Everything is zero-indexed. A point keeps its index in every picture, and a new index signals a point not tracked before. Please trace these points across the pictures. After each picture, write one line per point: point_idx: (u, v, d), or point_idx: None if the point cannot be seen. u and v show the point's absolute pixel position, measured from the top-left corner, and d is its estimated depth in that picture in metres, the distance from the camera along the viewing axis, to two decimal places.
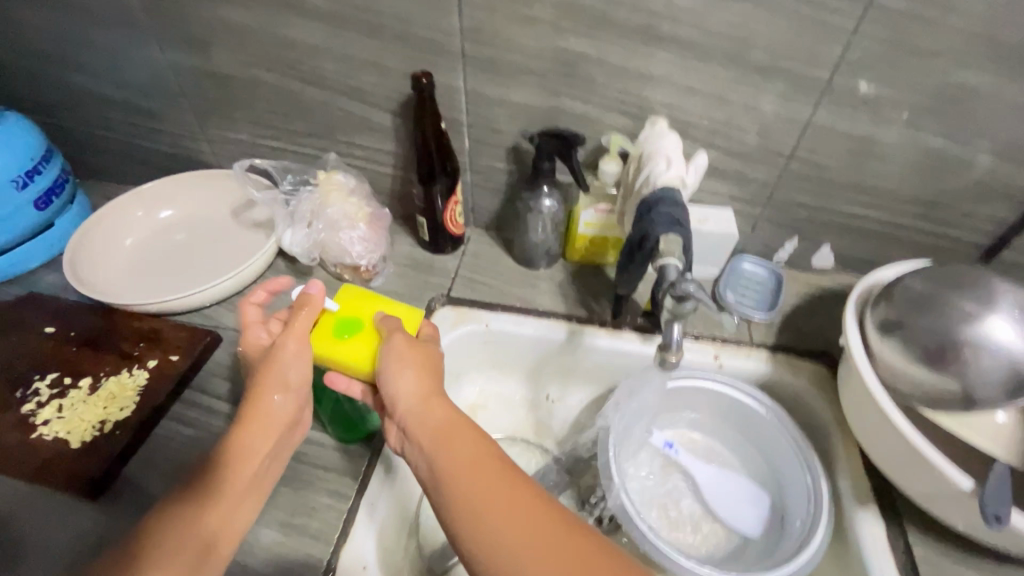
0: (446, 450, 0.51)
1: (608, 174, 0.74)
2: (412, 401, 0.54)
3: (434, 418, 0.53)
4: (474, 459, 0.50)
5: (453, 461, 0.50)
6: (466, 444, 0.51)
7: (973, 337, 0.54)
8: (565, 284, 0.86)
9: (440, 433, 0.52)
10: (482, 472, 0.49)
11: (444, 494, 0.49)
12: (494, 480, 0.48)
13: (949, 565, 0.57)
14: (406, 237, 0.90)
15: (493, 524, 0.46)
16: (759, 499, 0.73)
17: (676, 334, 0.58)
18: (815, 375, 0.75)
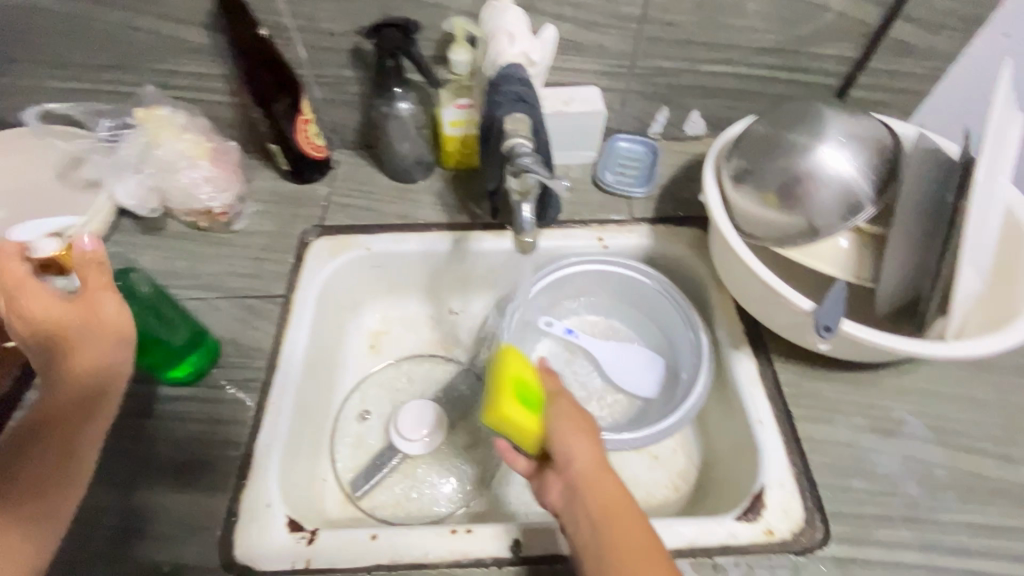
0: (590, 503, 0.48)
1: (459, 64, 0.69)
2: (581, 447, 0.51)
3: (592, 458, 0.51)
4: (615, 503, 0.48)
5: (601, 517, 0.48)
6: (614, 491, 0.49)
7: (812, 170, 0.57)
8: (445, 192, 0.82)
9: (591, 488, 0.49)
10: (621, 517, 0.47)
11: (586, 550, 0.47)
12: (636, 530, 0.47)
13: (809, 382, 0.63)
14: (266, 171, 0.82)
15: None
16: (654, 363, 0.78)
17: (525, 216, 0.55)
18: (694, 239, 0.77)
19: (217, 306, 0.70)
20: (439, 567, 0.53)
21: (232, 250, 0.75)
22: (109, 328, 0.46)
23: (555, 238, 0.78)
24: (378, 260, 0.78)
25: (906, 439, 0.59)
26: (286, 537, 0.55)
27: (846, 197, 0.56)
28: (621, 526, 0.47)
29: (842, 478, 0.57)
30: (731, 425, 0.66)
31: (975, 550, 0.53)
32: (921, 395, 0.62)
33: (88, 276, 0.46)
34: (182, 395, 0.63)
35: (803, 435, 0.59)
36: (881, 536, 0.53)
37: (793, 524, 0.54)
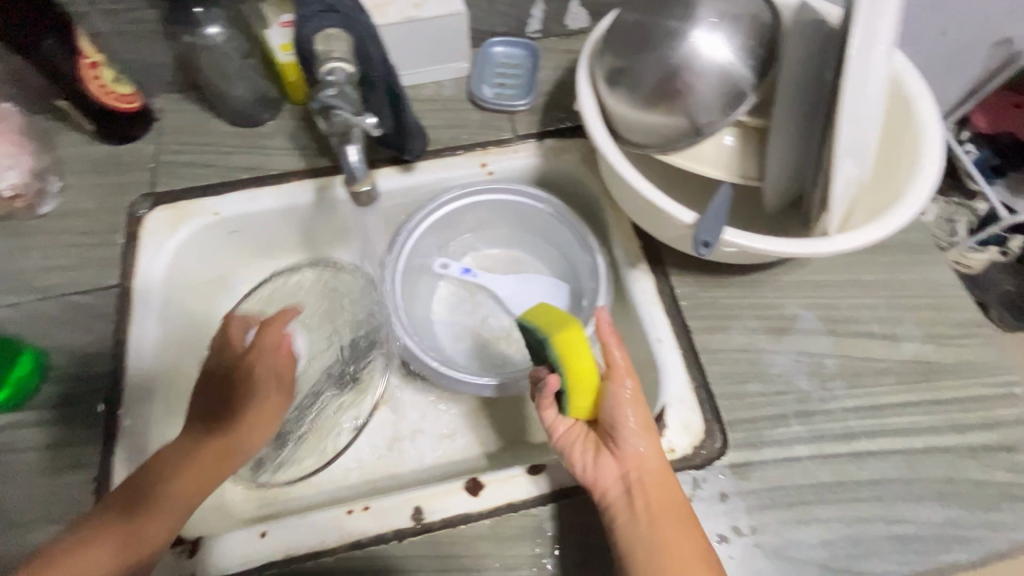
0: (650, 495, 0.46)
1: None
2: (636, 436, 0.47)
3: (653, 451, 0.47)
4: (671, 498, 0.46)
5: (658, 513, 0.45)
6: (669, 484, 0.47)
7: (687, 61, 0.50)
8: (299, 132, 0.70)
9: (651, 484, 0.46)
10: (673, 513, 0.45)
11: (636, 545, 0.44)
12: (688, 533, 0.45)
13: (705, 292, 0.61)
14: (70, 134, 0.67)
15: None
16: (560, 291, 0.74)
17: (354, 158, 0.51)
18: (585, 151, 0.70)
19: (37, 309, 0.59)
20: (337, 551, 0.50)
21: (44, 238, 0.62)
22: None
23: (433, 170, 0.69)
24: (233, 225, 0.67)
25: (798, 335, 0.59)
26: (164, 554, 0.49)
27: (724, 87, 0.50)
28: (684, 544, 0.44)
29: (738, 385, 0.56)
30: (636, 346, 0.64)
31: (860, 432, 0.54)
32: (814, 288, 0.61)
33: None
34: (16, 420, 0.54)
35: (701, 347, 0.58)
36: (775, 435, 0.54)
37: (693, 438, 0.54)
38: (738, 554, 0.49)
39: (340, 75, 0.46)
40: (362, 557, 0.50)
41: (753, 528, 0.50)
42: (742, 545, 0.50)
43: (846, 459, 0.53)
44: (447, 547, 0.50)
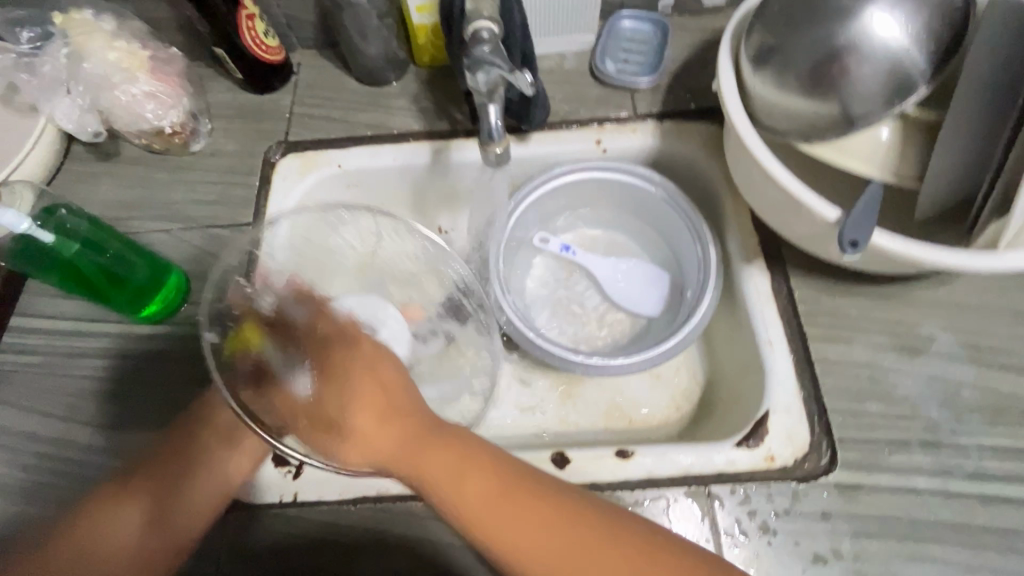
0: (410, 472, 0.42)
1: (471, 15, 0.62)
2: (350, 394, 0.44)
3: (376, 428, 0.42)
4: (427, 455, 0.42)
5: (406, 449, 0.42)
6: (454, 479, 0.41)
7: (850, 42, 0.45)
8: (421, 95, 0.71)
9: (382, 450, 0.42)
10: (440, 454, 0.42)
11: (449, 502, 0.42)
12: (534, 497, 0.41)
13: (828, 298, 0.56)
14: (220, 81, 0.73)
15: (524, 547, 0.40)
16: (659, 278, 0.72)
17: (494, 119, 0.49)
18: (707, 136, 0.66)
19: (183, 238, 0.66)
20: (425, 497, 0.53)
21: (192, 174, 0.69)
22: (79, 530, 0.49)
23: (547, 142, 0.68)
24: (352, 179, 0.70)
25: (932, 359, 0.53)
26: (272, 472, 0.54)
27: (890, 74, 0.45)
28: (433, 462, 0.42)
29: (855, 401, 0.52)
30: (739, 346, 0.60)
31: (997, 474, 0.49)
32: (958, 310, 0.55)
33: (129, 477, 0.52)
34: (157, 332, 0.60)
35: (817, 356, 0.54)
36: (892, 461, 0.50)
37: (796, 449, 0.50)
38: None
39: (491, 34, 0.46)
40: None
41: (855, 554, 0.47)
42: (839, 570, 0.47)
43: (975, 500, 0.48)
44: None
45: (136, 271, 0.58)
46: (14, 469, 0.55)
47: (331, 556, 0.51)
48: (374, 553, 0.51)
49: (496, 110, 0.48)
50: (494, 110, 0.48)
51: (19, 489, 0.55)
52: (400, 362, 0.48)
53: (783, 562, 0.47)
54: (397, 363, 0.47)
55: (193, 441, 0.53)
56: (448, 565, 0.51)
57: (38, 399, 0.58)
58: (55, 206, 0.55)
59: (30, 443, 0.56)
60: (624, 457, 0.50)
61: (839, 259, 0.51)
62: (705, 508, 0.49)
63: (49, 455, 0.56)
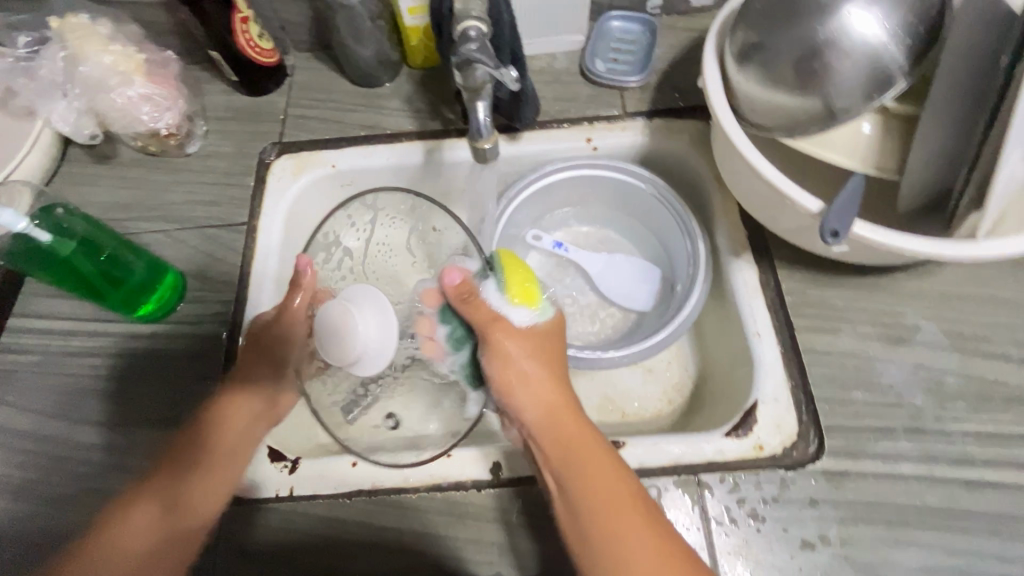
0: (556, 432, 0.50)
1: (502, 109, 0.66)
2: (525, 357, 0.52)
3: (546, 400, 0.52)
4: (568, 438, 0.49)
5: (555, 439, 0.49)
6: (584, 475, 0.47)
7: (831, 37, 0.46)
8: (415, 95, 0.72)
9: (549, 416, 0.51)
10: (584, 440, 0.49)
11: (569, 445, 0.49)
12: (625, 490, 0.46)
13: (814, 290, 0.57)
14: (215, 84, 0.74)
15: (616, 558, 0.43)
16: (650, 274, 0.72)
17: (483, 116, 0.50)
18: (695, 133, 0.68)
19: (178, 238, 0.66)
20: (419, 490, 0.53)
21: (188, 175, 0.69)
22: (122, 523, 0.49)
23: (538, 140, 0.69)
24: (346, 178, 0.71)
25: (917, 348, 0.54)
26: (268, 468, 0.54)
27: (869, 68, 0.46)
28: (577, 444, 0.49)
29: (842, 390, 0.53)
30: (729, 339, 0.61)
31: (981, 459, 0.50)
32: (941, 299, 0.56)
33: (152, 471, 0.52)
34: (154, 331, 0.61)
35: (804, 347, 0.55)
36: (878, 448, 0.51)
37: (784, 438, 0.51)
38: (823, 564, 0.47)
39: (479, 32, 0.47)
40: (441, 500, 0.53)
41: (843, 540, 0.48)
42: (828, 555, 0.47)
43: (959, 485, 0.49)
44: (527, 502, 0.52)
45: (136, 270, 0.59)
46: (12, 467, 0.56)
47: (327, 550, 0.52)
48: (370, 546, 0.52)
49: (485, 107, 0.50)
50: (484, 105, 0.50)
51: (18, 487, 0.55)
52: (564, 324, 0.57)
53: (771, 546, 0.48)
54: (560, 327, 0.56)
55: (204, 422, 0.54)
56: (443, 557, 0.51)
57: (36, 398, 0.58)
58: (52, 204, 0.56)
59: (29, 442, 0.57)
60: (615, 447, 0.51)
61: (823, 250, 0.52)
62: (695, 496, 0.50)
63: (48, 453, 0.56)
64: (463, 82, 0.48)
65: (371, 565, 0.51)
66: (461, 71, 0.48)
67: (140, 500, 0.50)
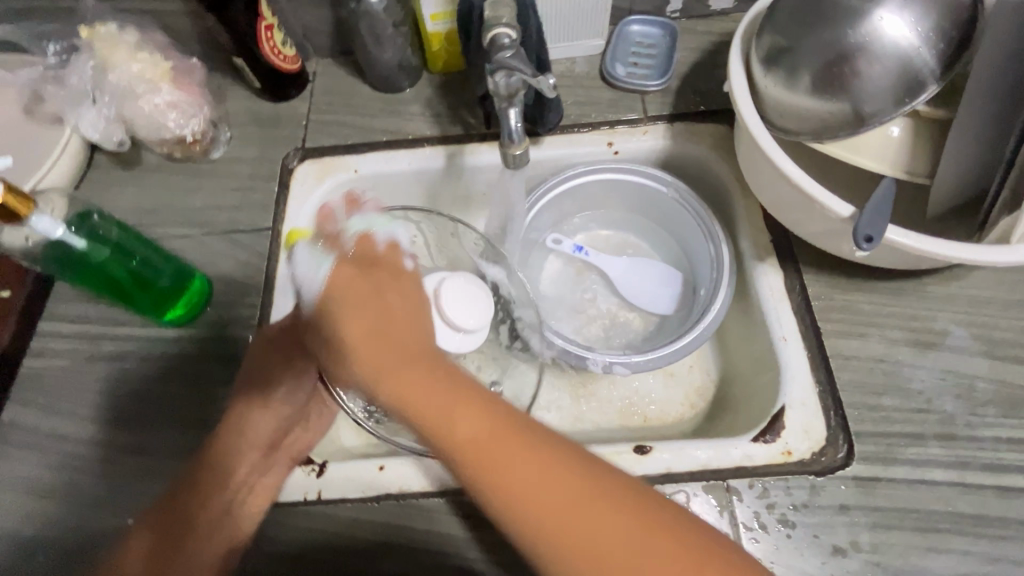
0: (408, 410, 0.40)
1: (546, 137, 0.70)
2: (344, 314, 0.44)
3: (410, 338, 0.44)
4: (402, 368, 0.41)
5: (415, 412, 0.40)
6: (437, 412, 0.39)
7: (861, 41, 0.46)
8: (436, 100, 0.73)
9: (408, 372, 0.41)
10: (417, 369, 0.41)
11: (438, 432, 0.39)
12: (493, 424, 0.39)
13: (841, 295, 0.57)
14: (239, 90, 0.74)
15: (506, 493, 0.37)
16: (671, 277, 0.73)
17: (515, 122, 0.50)
18: (717, 137, 0.68)
19: (204, 243, 0.67)
20: (446, 494, 0.53)
21: (213, 181, 0.70)
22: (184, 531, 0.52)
23: (560, 144, 0.69)
24: (368, 183, 0.71)
25: (946, 353, 0.54)
26: (296, 472, 0.54)
27: (899, 72, 0.46)
28: (421, 402, 0.40)
29: (871, 396, 0.53)
30: (753, 343, 0.61)
31: (1014, 466, 0.49)
32: (970, 303, 0.55)
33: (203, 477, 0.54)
34: (181, 335, 0.62)
35: (831, 351, 0.55)
36: (909, 454, 0.50)
37: (813, 444, 0.51)
38: (854, 570, 0.47)
39: (511, 39, 0.47)
40: (467, 504, 0.53)
41: (875, 546, 0.47)
42: (859, 562, 0.47)
43: (992, 492, 0.49)
44: None
45: (165, 275, 0.60)
46: (43, 469, 0.57)
47: (354, 555, 0.52)
48: (398, 550, 0.52)
49: (518, 113, 0.50)
50: (517, 112, 0.50)
51: (49, 489, 0.56)
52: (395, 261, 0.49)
53: (802, 552, 0.47)
54: (418, 276, 0.51)
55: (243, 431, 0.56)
56: (471, 561, 0.51)
57: (67, 401, 0.59)
58: (87, 210, 0.56)
59: (59, 445, 0.58)
60: (642, 452, 0.51)
61: (852, 255, 0.52)
62: (723, 501, 0.49)
63: (78, 456, 0.57)
64: (497, 88, 0.48)
65: (398, 570, 0.51)
66: (494, 78, 0.48)
67: (193, 515, 0.53)
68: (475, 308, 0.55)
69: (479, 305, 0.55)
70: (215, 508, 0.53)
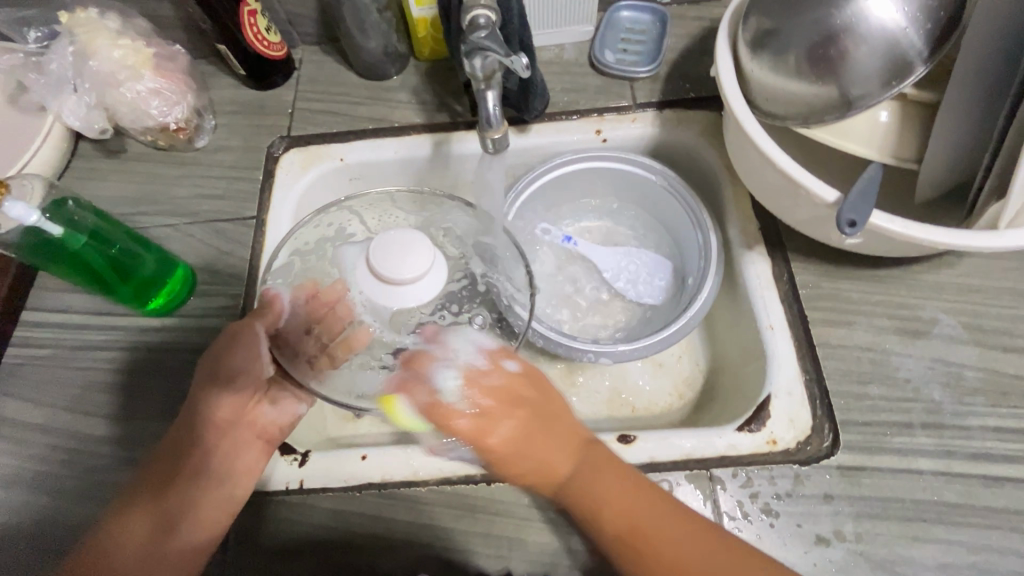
0: (581, 506, 0.46)
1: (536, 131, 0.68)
2: (474, 421, 0.46)
3: (523, 440, 0.47)
4: (584, 470, 0.47)
5: (585, 493, 0.46)
6: (538, 470, 0.47)
7: (847, 22, 0.45)
8: (422, 87, 0.72)
9: (567, 465, 0.47)
10: (554, 437, 0.48)
11: (610, 518, 0.45)
12: (609, 477, 0.47)
13: (828, 283, 0.56)
14: (224, 78, 0.74)
15: (613, 527, 0.45)
16: (660, 267, 0.72)
17: (492, 106, 0.50)
18: (706, 124, 0.67)
19: (188, 232, 0.67)
20: (428, 484, 0.53)
21: (198, 169, 0.70)
22: (123, 550, 0.48)
23: (547, 132, 0.68)
24: (354, 172, 0.71)
25: (934, 342, 0.53)
26: (278, 462, 0.54)
27: (886, 53, 0.45)
28: (604, 490, 0.46)
29: (857, 384, 0.52)
30: (741, 332, 0.60)
31: (1001, 454, 0.49)
32: (959, 292, 0.55)
33: (153, 485, 0.51)
34: (164, 325, 0.61)
35: (818, 340, 0.54)
36: (895, 443, 0.50)
37: (798, 433, 0.50)
38: (839, 561, 0.46)
39: (488, 20, 0.46)
40: (449, 494, 0.53)
41: (858, 535, 0.47)
42: (843, 551, 0.47)
43: (979, 481, 0.48)
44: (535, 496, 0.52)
45: (143, 263, 0.59)
46: (26, 459, 0.56)
47: (337, 544, 0.52)
48: (380, 541, 0.52)
49: (496, 96, 0.50)
50: (494, 94, 0.49)
51: (31, 479, 0.56)
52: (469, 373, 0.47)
53: (786, 543, 0.47)
54: (529, 375, 0.49)
55: (199, 436, 0.52)
56: (451, 551, 0.51)
57: (50, 391, 0.59)
58: (61, 198, 0.55)
59: (42, 434, 0.57)
60: (625, 441, 0.51)
61: (840, 242, 0.51)
62: (707, 491, 0.49)
63: (60, 446, 0.57)
64: (472, 70, 0.48)
65: (380, 560, 0.51)
66: (470, 60, 0.48)
67: (136, 531, 0.48)
68: (404, 254, 0.48)
69: (411, 248, 0.48)
70: (161, 522, 0.49)
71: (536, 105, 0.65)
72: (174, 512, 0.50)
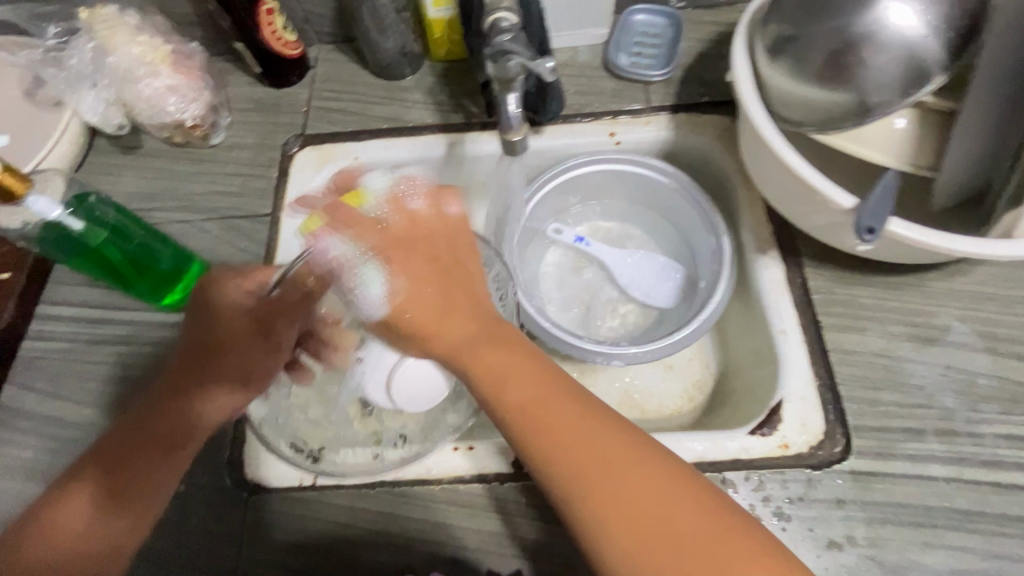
0: (477, 374, 0.45)
1: (551, 136, 0.68)
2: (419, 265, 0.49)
3: (437, 291, 0.48)
4: (474, 351, 0.46)
5: (488, 371, 0.44)
6: (444, 318, 0.47)
7: (867, 29, 0.45)
8: (437, 88, 0.72)
9: (484, 346, 0.46)
10: (504, 353, 0.45)
11: (495, 396, 0.44)
12: (572, 411, 0.42)
13: (843, 289, 0.56)
14: (240, 76, 0.74)
15: (556, 450, 0.41)
16: (672, 270, 0.72)
17: (513, 108, 0.51)
18: (720, 128, 0.67)
19: (203, 229, 0.67)
20: (441, 482, 0.53)
21: (213, 166, 0.70)
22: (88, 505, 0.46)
23: (562, 133, 0.68)
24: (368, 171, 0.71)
25: (947, 349, 0.53)
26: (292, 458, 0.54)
27: (906, 60, 0.45)
28: (498, 369, 0.44)
29: (871, 390, 0.52)
30: (753, 336, 0.61)
31: (1013, 463, 0.49)
32: (973, 299, 0.55)
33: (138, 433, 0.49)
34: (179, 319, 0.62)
35: (831, 346, 0.54)
36: (908, 449, 0.50)
37: (810, 438, 0.51)
38: (850, 565, 0.47)
39: (510, 23, 0.47)
40: (462, 492, 0.53)
41: (870, 541, 0.47)
42: (855, 556, 0.47)
43: (991, 489, 0.48)
44: (547, 496, 0.52)
45: (158, 253, 0.59)
46: (39, 451, 0.57)
47: (350, 541, 0.52)
48: (393, 538, 0.52)
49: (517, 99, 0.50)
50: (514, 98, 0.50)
51: (44, 472, 0.56)
52: (456, 227, 0.52)
53: (797, 546, 0.47)
54: (457, 227, 0.52)
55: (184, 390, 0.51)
56: (464, 551, 0.51)
57: (64, 384, 0.59)
58: (86, 192, 0.55)
59: (57, 425, 0.58)
60: None
61: (856, 248, 0.52)
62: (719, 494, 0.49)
63: (74, 439, 0.57)
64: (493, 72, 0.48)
65: (393, 556, 0.51)
66: (493, 63, 0.48)
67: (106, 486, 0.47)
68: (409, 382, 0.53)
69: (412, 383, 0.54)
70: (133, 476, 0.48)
71: (553, 108, 0.65)
72: (153, 468, 0.48)
